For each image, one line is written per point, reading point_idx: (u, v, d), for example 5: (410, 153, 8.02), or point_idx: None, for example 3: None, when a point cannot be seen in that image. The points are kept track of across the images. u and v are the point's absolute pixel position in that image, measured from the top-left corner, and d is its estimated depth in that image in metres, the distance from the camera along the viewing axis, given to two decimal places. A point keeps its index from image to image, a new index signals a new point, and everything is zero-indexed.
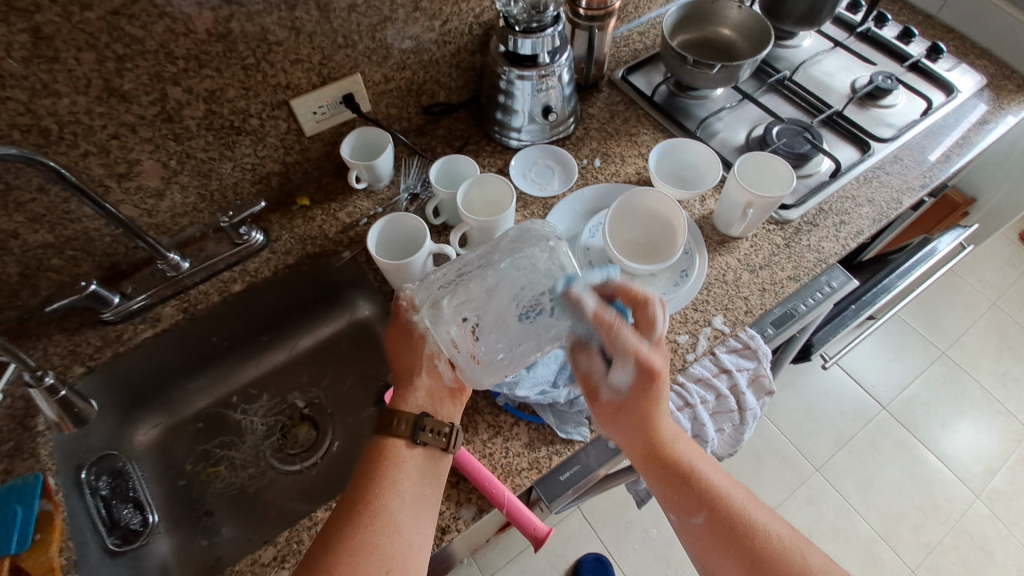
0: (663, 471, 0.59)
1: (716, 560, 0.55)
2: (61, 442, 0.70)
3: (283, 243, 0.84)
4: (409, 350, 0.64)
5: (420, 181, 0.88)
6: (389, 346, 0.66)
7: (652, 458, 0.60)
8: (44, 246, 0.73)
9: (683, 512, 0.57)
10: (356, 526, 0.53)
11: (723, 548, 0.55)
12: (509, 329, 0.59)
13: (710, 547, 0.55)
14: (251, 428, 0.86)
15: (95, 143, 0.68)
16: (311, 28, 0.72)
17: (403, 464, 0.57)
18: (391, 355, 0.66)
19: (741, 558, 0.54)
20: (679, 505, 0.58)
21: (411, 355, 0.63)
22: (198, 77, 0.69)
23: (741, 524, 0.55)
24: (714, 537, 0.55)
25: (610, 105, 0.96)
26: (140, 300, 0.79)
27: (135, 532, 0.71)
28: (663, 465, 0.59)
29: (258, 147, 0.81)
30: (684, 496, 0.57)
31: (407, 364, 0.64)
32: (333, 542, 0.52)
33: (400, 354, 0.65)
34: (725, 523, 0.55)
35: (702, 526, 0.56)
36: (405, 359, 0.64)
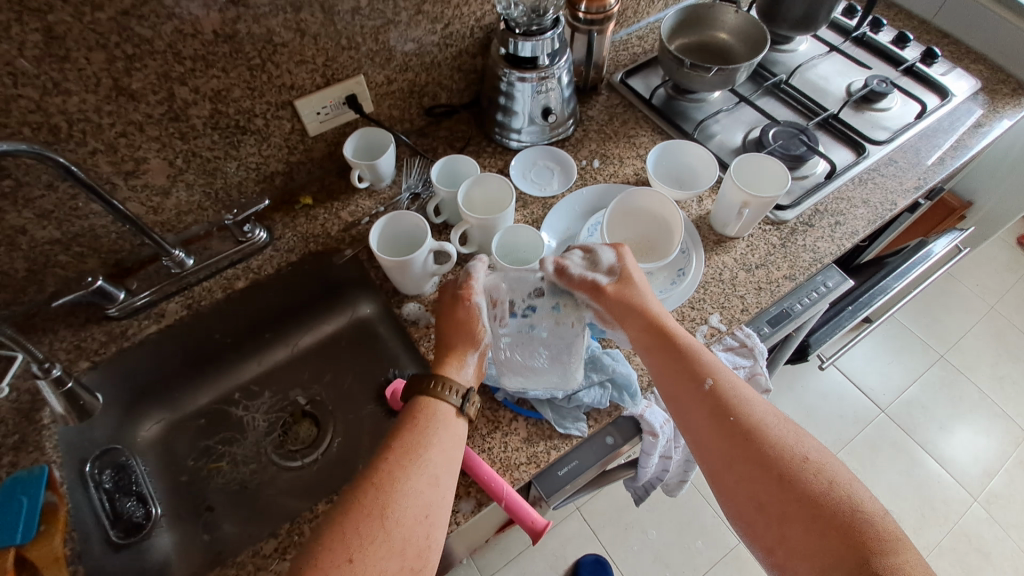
0: (672, 346, 0.63)
1: (715, 425, 0.58)
2: (65, 435, 0.71)
3: (287, 241, 0.85)
4: (474, 332, 0.66)
5: (421, 181, 0.89)
6: (459, 314, 0.67)
7: (663, 337, 0.64)
8: (51, 242, 0.75)
9: (687, 383, 0.61)
10: (399, 467, 0.54)
11: (727, 412, 0.58)
12: (545, 349, 0.70)
13: (718, 412, 0.58)
14: (251, 424, 0.86)
15: (103, 140, 0.69)
16: (315, 29, 0.73)
17: (450, 423, 0.59)
18: (456, 323, 0.66)
19: (744, 424, 0.57)
20: (686, 374, 0.61)
21: (475, 338, 0.66)
22: (205, 77, 0.70)
23: (743, 400, 0.59)
24: (720, 403, 0.59)
25: (609, 108, 0.97)
26: (144, 296, 0.80)
27: (138, 525, 0.72)
28: (670, 342, 0.63)
29: (262, 147, 0.82)
30: (693, 364, 0.61)
31: (464, 338, 0.66)
32: (374, 487, 0.53)
33: (448, 327, 0.67)
34: (729, 390, 0.59)
35: (707, 392, 0.59)
36: (469, 333, 0.66)
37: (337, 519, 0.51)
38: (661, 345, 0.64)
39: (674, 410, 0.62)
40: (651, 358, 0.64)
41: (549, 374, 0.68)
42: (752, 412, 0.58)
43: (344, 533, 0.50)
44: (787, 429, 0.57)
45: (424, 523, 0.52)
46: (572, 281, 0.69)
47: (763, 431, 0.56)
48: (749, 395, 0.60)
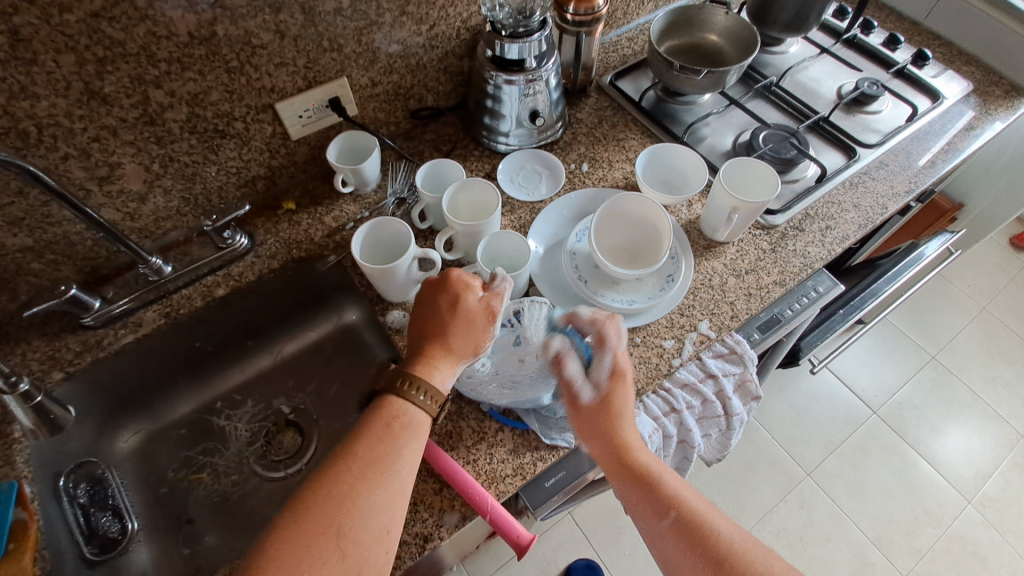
0: (632, 473, 0.59)
1: (686, 563, 0.55)
2: (38, 449, 0.69)
3: (269, 247, 0.83)
4: (463, 331, 0.62)
5: (407, 185, 0.87)
6: (455, 313, 0.63)
7: (623, 465, 0.60)
8: (23, 250, 0.72)
9: (650, 517, 0.57)
10: (363, 480, 0.52)
11: (693, 546, 0.54)
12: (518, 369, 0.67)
13: (682, 546, 0.55)
14: (233, 434, 0.85)
15: (75, 145, 0.67)
16: (296, 31, 0.71)
17: (420, 432, 0.57)
18: (449, 320, 0.63)
19: (708, 555, 0.54)
20: (646, 507, 0.58)
21: (462, 338, 0.62)
22: (181, 80, 0.68)
23: (709, 532, 0.55)
24: (683, 538, 0.55)
25: (598, 110, 0.96)
26: (122, 304, 0.78)
27: (114, 540, 0.71)
28: (633, 471, 0.59)
29: (243, 151, 0.80)
30: (652, 497, 0.57)
31: (454, 336, 0.62)
32: (337, 495, 0.51)
33: (442, 322, 0.63)
34: (689, 525, 0.55)
35: (671, 525, 0.56)
36: (460, 331, 0.62)
37: (285, 533, 0.49)
38: (624, 472, 0.60)
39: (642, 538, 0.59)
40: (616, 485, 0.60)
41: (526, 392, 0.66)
42: (714, 542, 0.54)
43: (297, 548, 0.48)
44: (753, 545, 0.55)
45: (383, 542, 0.51)
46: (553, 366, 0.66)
47: (728, 561, 0.53)
48: (717, 522, 0.56)
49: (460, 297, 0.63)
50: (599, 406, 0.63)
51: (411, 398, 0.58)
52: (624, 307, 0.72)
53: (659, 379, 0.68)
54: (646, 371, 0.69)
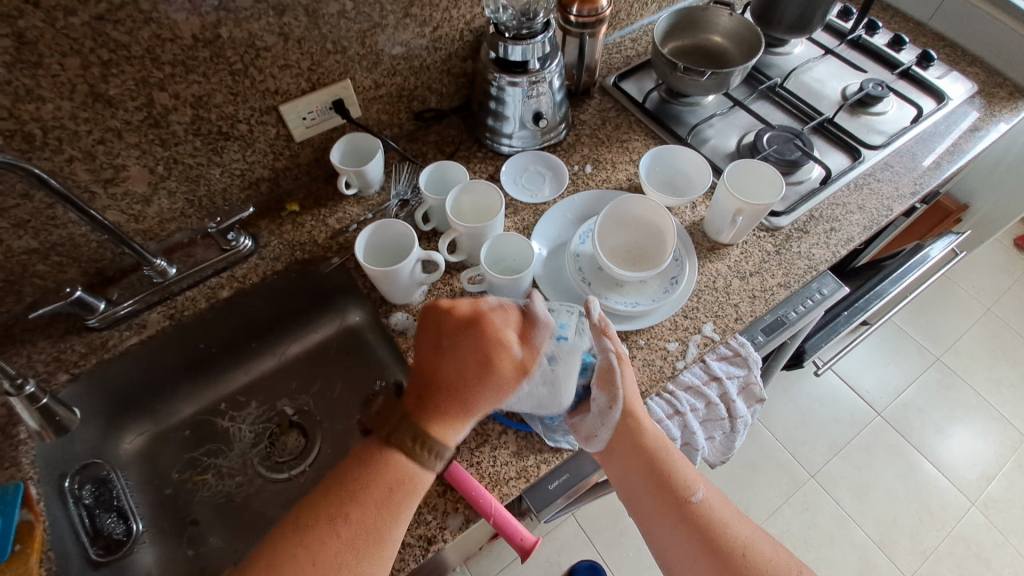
0: (660, 456, 0.62)
1: (715, 541, 0.58)
2: (43, 451, 0.70)
3: (272, 249, 0.84)
4: (486, 395, 0.61)
5: (410, 187, 0.87)
6: (482, 375, 0.61)
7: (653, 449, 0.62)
8: (28, 252, 0.73)
9: (672, 503, 0.60)
10: (354, 550, 0.52)
11: (721, 522, 0.59)
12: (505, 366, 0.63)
13: (712, 523, 0.59)
14: (237, 435, 0.85)
15: (80, 148, 0.68)
16: (299, 34, 0.71)
17: (418, 494, 0.57)
18: (474, 381, 0.61)
19: (733, 532, 0.58)
20: (675, 490, 0.60)
21: (484, 401, 0.61)
22: (185, 82, 0.69)
23: (727, 518, 0.59)
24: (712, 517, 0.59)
25: (602, 112, 0.96)
26: (127, 305, 0.78)
27: (119, 541, 0.71)
28: (662, 455, 0.62)
29: (247, 153, 0.80)
30: (679, 480, 0.61)
31: (477, 398, 0.61)
32: (319, 559, 0.52)
33: (470, 374, 0.61)
34: (714, 503, 0.60)
35: (699, 504, 0.60)
36: (484, 394, 0.61)
37: None
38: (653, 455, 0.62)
39: (656, 529, 0.61)
40: (643, 470, 0.62)
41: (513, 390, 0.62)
42: (736, 521, 0.60)
43: None
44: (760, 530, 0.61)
45: None
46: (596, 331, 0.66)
47: (749, 538, 0.58)
48: (732, 510, 0.61)
49: (495, 354, 0.62)
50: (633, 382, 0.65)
51: (424, 460, 0.57)
52: (628, 309, 0.72)
53: (663, 382, 0.69)
54: (650, 373, 0.69)
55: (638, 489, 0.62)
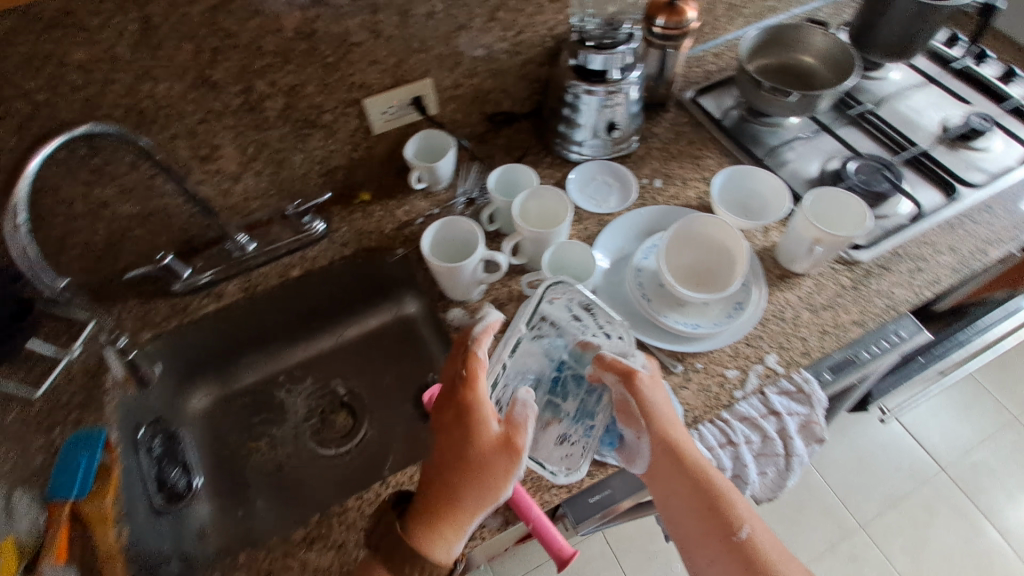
0: (703, 485, 0.58)
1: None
2: (124, 400, 0.76)
3: (342, 235, 0.87)
4: (455, 476, 0.57)
5: (477, 187, 0.89)
6: (443, 454, 0.58)
7: (693, 477, 0.58)
8: (129, 218, 0.79)
9: (715, 533, 0.57)
10: None
11: (769, 562, 0.55)
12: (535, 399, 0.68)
13: (757, 562, 0.55)
14: (292, 408, 0.90)
15: (184, 127, 0.73)
16: (390, 32, 0.74)
17: None
18: (440, 465, 0.58)
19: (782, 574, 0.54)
20: (719, 523, 0.57)
21: (456, 484, 0.56)
22: (281, 72, 0.73)
23: (775, 557, 0.55)
24: (759, 556, 0.55)
25: (676, 126, 0.94)
26: (207, 276, 0.84)
27: (179, 494, 0.77)
28: (705, 484, 0.58)
29: (328, 142, 0.84)
30: (724, 511, 0.57)
31: (446, 478, 0.57)
32: None
33: (448, 473, 0.57)
34: (761, 539, 0.56)
35: (745, 541, 0.56)
36: (451, 476, 0.57)
37: None
38: (695, 481, 0.58)
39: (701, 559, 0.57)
40: (682, 495, 0.58)
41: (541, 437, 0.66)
42: (784, 563, 0.55)
43: None
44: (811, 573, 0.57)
45: None
46: (598, 367, 0.65)
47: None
48: (782, 551, 0.56)
49: (474, 438, 0.58)
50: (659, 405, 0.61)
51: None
52: (688, 330, 0.70)
53: (718, 410, 0.66)
54: (706, 399, 0.67)
55: (678, 514, 0.59)
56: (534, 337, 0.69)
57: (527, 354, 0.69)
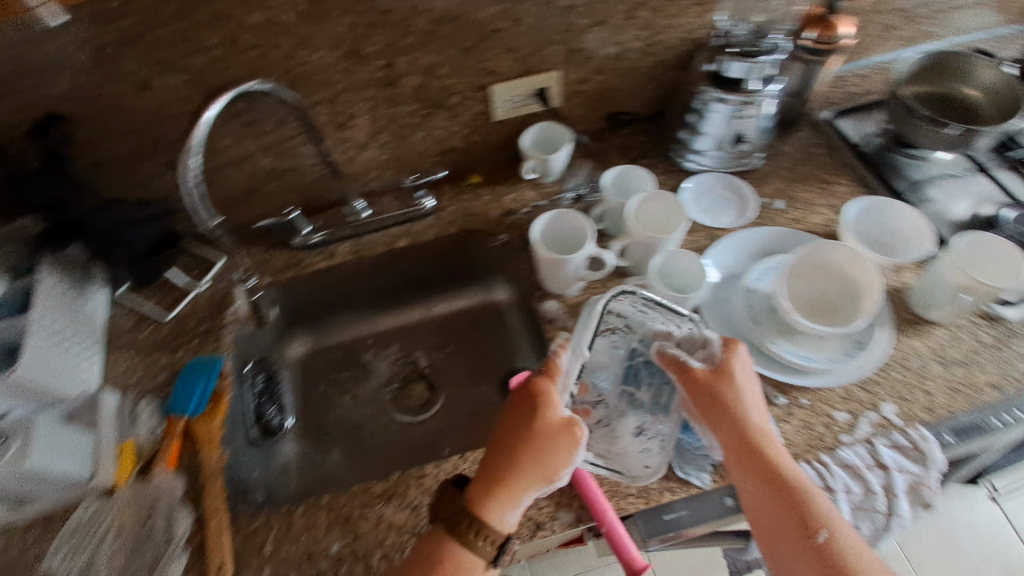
0: (772, 479, 0.56)
1: None
2: (239, 335, 0.84)
3: (449, 213, 0.91)
4: (515, 450, 0.56)
5: (588, 184, 0.88)
6: (505, 427, 0.58)
7: (761, 469, 0.56)
8: (265, 173, 0.86)
9: (788, 534, 0.53)
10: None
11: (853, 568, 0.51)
12: (608, 392, 0.67)
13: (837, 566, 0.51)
14: (377, 371, 0.95)
15: (327, 94, 0.77)
16: (530, 21, 0.76)
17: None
18: (501, 437, 0.58)
19: None
20: (792, 522, 0.54)
21: (513, 457, 0.56)
22: (423, 51, 0.75)
23: (862, 564, 0.51)
24: (840, 562, 0.51)
25: (807, 147, 0.89)
26: (320, 236, 0.90)
27: (272, 430, 0.84)
28: (774, 478, 0.56)
29: (451, 123, 0.87)
30: (797, 508, 0.54)
31: (505, 449, 0.57)
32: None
33: (507, 445, 0.57)
34: (841, 543, 0.52)
35: (823, 544, 0.52)
36: (512, 450, 0.56)
37: None
38: (765, 475, 0.56)
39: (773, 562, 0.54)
40: (752, 489, 0.56)
41: (615, 428, 0.65)
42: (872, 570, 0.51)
43: None
44: None
45: None
46: (666, 360, 0.63)
47: None
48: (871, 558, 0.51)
49: (536, 408, 0.57)
50: (726, 392, 0.60)
51: (475, 547, 0.54)
52: (797, 362, 0.66)
53: (820, 451, 0.62)
54: (807, 437, 0.63)
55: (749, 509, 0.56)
56: (607, 329, 0.67)
57: (600, 349, 0.67)
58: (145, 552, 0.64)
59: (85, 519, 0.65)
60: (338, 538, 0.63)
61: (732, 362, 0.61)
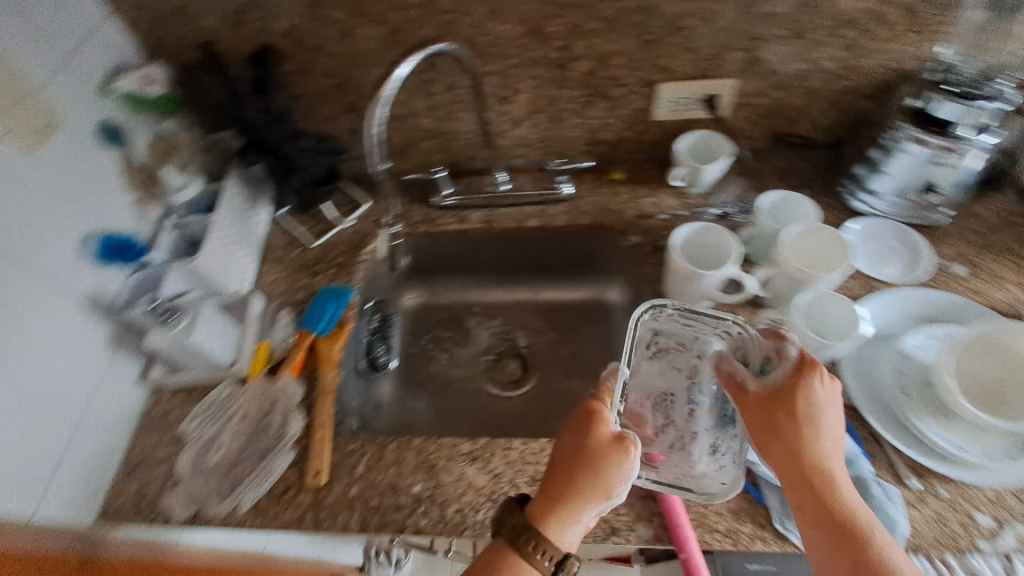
0: (828, 522, 0.50)
1: None
2: (367, 274, 0.90)
3: (585, 204, 0.90)
4: (571, 463, 0.55)
5: (737, 203, 0.83)
6: (562, 441, 0.57)
7: (815, 511, 0.51)
8: (423, 131, 0.90)
9: None
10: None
11: None
12: (673, 408, 0.66)
13: None
14: (477, 338, 0.98)
15: (501, 65, 0.79)
16: (722, 23, 0.72)
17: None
18: (558, 451, 0.57)
19: None
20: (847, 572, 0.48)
21: (570, 470, 0.55)
22: (603, 38, 0.75)
23: None
24: None
25: (1007, 212, 0.77)
26: (453, 200, 0.93)
27: (377, 366, 0.90)
28: (831, 521, 0.50)
29: (609, 114, 0.86)
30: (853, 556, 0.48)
31: (562, 462, 0.55)
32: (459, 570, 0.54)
33: (564, 458, 0.56)
34: None
35: None
36: (569, 463, 0.55)
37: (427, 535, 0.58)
38: (819, 516, 0.51)
39: None
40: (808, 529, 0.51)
41: (691, 445, 0.63)
42: None
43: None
44: None
45: None
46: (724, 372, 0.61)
47: None
48: None
49: (592, 421, 0.57)
50: (779, 419, 0.54)
51: (534, 561, 0.51)
52: (946, 448, 0.59)
53: (951, 552, 0.55)
54: (938, 533, 0.56)
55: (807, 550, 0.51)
56: (656, 347, 0.70)
57: (650, 371, 0.69)
58: (261, 441, 0.72)
59: (220, 398, 0.75)
60: (422, 480, 0.67)
61: (799, 389, 0.55)
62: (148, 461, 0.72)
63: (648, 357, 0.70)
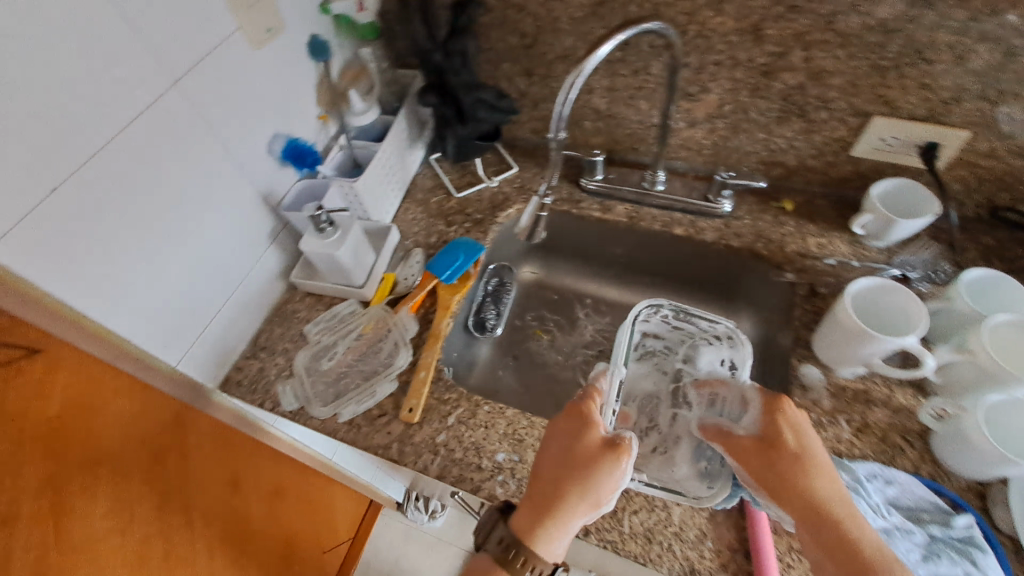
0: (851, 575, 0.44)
1: None
2: (500, 236, 0.92)
3: (741, 225, 0.83)
4: (552, 472, 0.53)
5: (925, 267, 0.74)
6: (544, 452, 0.56)
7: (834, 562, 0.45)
8: (593, 110, 0.88)
9: None
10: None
11: None
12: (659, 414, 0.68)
13: None
14: (582, 330, 0.96)
15: (700, 60, 0.74)
16: (978, 65, 0.62)
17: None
18: (540, 460, 0.55)
19: None
20: None
21: (554, 478, 0.53)
22: (827, 53, 0.68)
23: None
24: None
25: None
26: (596, 184, 0.91)
27: (484, 327, 0.92)
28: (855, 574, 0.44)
29: (798, 137, 0.79)
30: None
31: (547, 471, 0.54)
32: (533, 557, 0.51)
33: (547, 468, 0.54)
34: None
35: None
36: (551, 472, 0.53)
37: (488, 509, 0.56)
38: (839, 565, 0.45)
39: None
40: None
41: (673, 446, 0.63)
42: None
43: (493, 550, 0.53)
44: None
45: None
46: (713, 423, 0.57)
47: None
48: None
49: (572, 431, 0.55)
50: (770, 456, 0.51)
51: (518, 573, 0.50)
52: None
53: None
54: None
55: None
56: (643, 348, 0.74)
57: (641, 372, 0.73)
58: (371, 362, 0.77)
59: (344, 313, 0.81)
60: (506, 449, 0.67)
61: (782, 426, 0.53)
62: (270, 348, 0.79)
63: (638, 359, 0.74)
